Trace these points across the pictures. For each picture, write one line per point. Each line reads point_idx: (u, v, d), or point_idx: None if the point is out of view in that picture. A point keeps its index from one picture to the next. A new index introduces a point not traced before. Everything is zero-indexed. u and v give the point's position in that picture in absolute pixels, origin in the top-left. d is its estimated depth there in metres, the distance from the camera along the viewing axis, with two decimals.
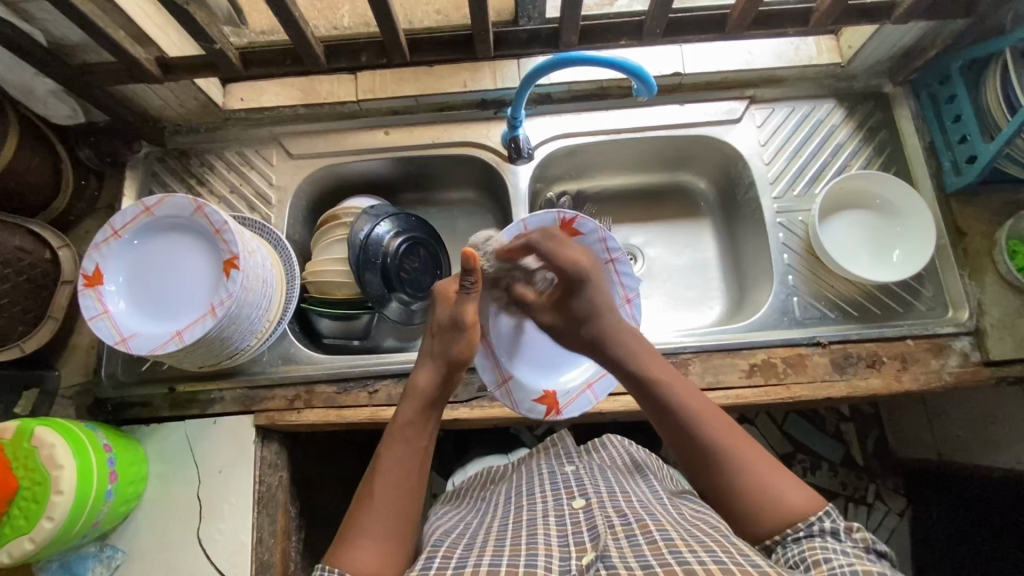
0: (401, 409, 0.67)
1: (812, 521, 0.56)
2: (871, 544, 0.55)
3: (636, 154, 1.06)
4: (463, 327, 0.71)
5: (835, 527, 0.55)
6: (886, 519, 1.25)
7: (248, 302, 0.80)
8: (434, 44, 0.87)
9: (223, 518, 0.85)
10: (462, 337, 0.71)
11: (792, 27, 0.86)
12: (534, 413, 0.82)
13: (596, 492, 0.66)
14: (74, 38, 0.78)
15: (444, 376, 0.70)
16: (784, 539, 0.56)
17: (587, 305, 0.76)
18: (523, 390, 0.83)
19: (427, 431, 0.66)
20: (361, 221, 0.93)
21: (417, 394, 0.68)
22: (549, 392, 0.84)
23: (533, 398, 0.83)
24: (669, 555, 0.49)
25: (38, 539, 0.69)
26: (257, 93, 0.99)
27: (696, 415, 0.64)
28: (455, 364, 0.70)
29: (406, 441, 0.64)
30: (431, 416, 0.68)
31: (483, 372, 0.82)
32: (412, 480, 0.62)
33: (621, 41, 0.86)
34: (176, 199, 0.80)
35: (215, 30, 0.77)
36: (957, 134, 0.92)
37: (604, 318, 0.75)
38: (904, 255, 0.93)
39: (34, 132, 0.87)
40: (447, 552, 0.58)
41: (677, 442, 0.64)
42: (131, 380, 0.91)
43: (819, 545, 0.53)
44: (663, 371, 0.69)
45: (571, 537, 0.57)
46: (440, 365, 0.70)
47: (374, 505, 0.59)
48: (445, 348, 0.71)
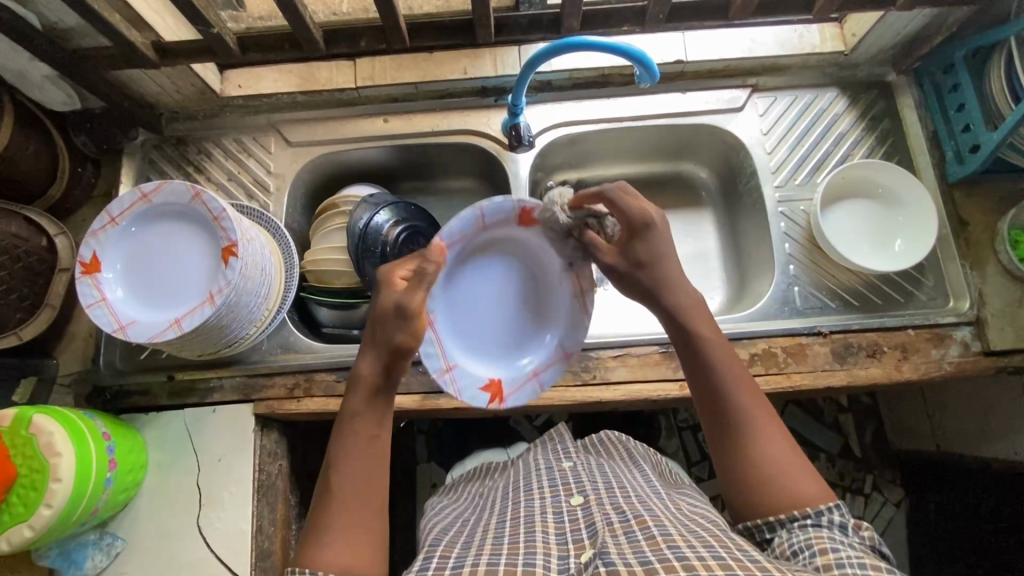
0: (347, 399, 0.63)
1: (821, 512, 0.56)
2: (876, 543, 0.56)
3: (638, 143, 1.06)
4: (409, 314, 0.64)
5: (843, 521, 0.55)
6: (884, 510, 1.26)
7: (247, 291, 0.79)
8: (434, 29, 0.85)
9: (222, 507, 0.85)
10: (408, 326, 0.64)
11: (796, 14, 0.85)
12: (479, 401, 0.79)
13: (595, 488, 0.66)
14: (69, 23, 0.77)
15: (390, 363, 0.64)
16: (789, 523, 0.56)
17: (649, 250, 0.70)
18: (467, 376, 0.79)
19: (379, 417, 0.62)
20: (360, 210, 0.92)
21: (361, 381, 0.63)
22: (494, 379, 0.81)
23: (477, 386, 0.80)
24: (668, 551, 0.49)
25: (37, 526, 0.69)
26: (255, 80, 0.98)
27: (735, 385, 0.62)
28: (400, 351, 0.64)
29: (356, 433, 0.61)
30: (384, 400, 0.63)
31: (429, 356, 0.76)
32: (369, 472, 0.59)
33: (623, 27, 0.85)
34: (174, 186, 0.79)
35: (212, 14, 0.75)
36: (960, 122, 0.91)
37: (665, 267, 0.70)
38: (905, 245, 0.93)
39: (28, 119, 0.86)
40: (445, 551, 0.58)
41: (710, 405, 0.63)
42: (130, 369, 0.91)
43: (827, 536, 0.53)
44: (714, 333, 0.66)
45: (569, 535, 0.57)
46: (383, 352, 0.64)
47: (333, 502, 0.57)
48: (383, 333, 0.64)
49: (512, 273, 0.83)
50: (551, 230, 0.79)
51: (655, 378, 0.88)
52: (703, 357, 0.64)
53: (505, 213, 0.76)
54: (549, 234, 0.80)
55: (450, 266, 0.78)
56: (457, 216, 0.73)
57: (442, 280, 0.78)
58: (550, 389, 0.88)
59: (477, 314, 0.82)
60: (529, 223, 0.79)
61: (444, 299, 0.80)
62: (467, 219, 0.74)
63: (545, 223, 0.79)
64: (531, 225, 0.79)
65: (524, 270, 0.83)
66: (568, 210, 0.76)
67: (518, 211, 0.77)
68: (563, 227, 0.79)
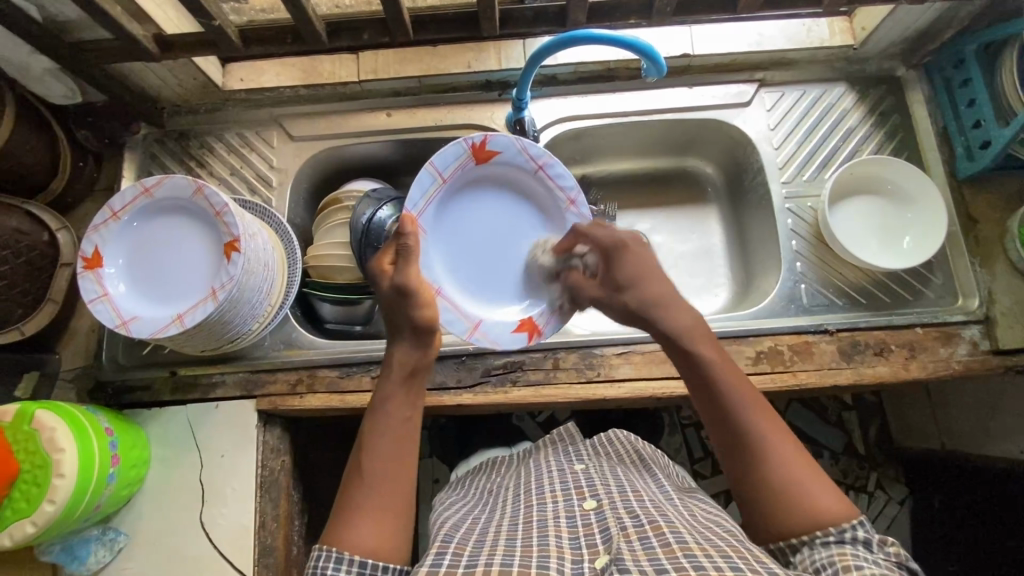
0: (381, 382, 0.64)
1: (844, 528, 0.55)
2: (903, 559, 0.54)
3: (644, 138, 1.05)
4: (408, 291, 0.65)
5: (867, 537, 0.54)
6: (887, 508, 1.25)
7: (249, 286, 0.78)
8: (438, 22, 0.85)
9: (225, 502, 0.85)
10: (417, 301, 0.65)
11: (805, 7, 0.84)
12: (517, 343, 0.84)
13: (607, 493, 0.66)
14: (70, 14, 0.76)
15: (417, 343, 0.65)
16: (812, 540, 0.56)
17: (629, 272, 0.69)
18: (498, 326, 0.84)
19: (412, 400, 0.63)
20: (363, 205, 0.91)
21: (395, 364, 0.64)
22: (525, 318, 0.85)
23: (511, 328, 0.84)
24: (684, 559, 0.49)
25: (40, 523, 0.68)
26: (257, 73, 0.97)
27: (743, 404, 0.61)
28: (422, 329, 0.65)
29: (389, 414, 0.62)
30: (417, 384, 0.64)
31: (454, 323, 0.81)
32: (399, 454, 0.60)
33: (630, 20, 0.84)
34: (176, 180, 0.78)
35: (214, 7, 0.75)
36: (971, 118, 0.90)
37: (648, 285, 0.68)
38: (914, 242, 0.92)
39: (29, 113, 0.86)
40: (458, 548, 0.57)
41: (720, 432, 0.62)
42: (132, 364, 0.91)
43: (850, 553, 0.53)
44: (714, 354, 0.64)
45: (583, 540, 0.57)
46: (408, 334, 0.65)
47: (365, 479, 0.58)
48: (399, 318, 0.66)
49: (499, 205, 0.87)
50: (510, 152, 0.83)
51: (658, 376, 0.87)
52: (707, 382, 0.63)
53: (457, 156, 0.81)
54: (509, 160, 0.84)
55: (436, 223, 0.83)
56: (415, 183, 0.79)
57: (434, 239, 0.83)
58: (553, 386, 0.88)
59: (488, 256, 0.87)
60: (488, 158, 0.83)
61: (449, 261, 0.85)
62: (425, 180, 0.79)
63: (499, 151, 0.83)
64: (490, 158, 0.83)
65: (509, 200, 0.87)
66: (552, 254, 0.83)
67: (469, 149, 0.81)
68: (517, 147, 0.83)
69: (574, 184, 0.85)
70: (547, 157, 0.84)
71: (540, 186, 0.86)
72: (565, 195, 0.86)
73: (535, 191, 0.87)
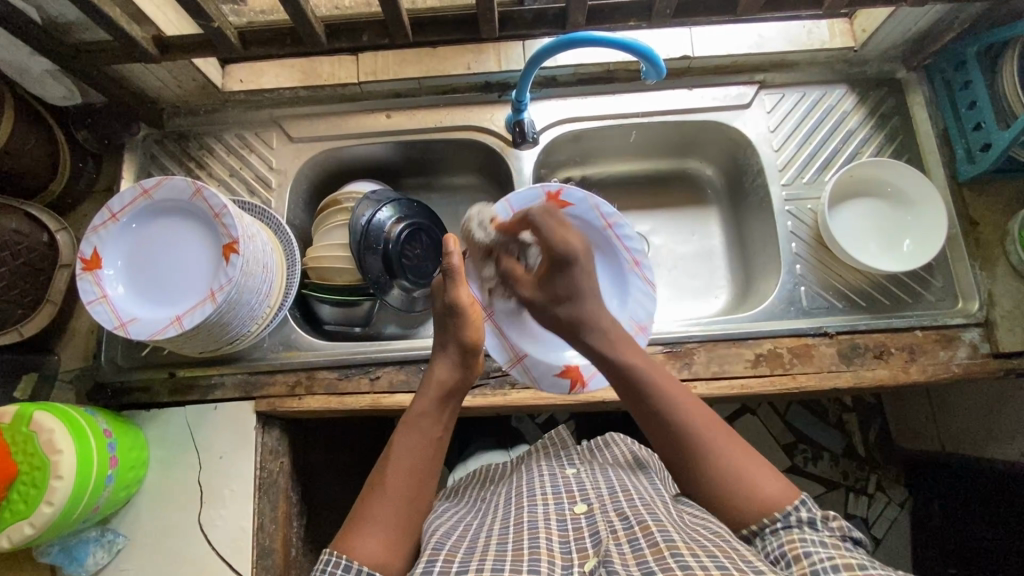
0: (418, 397, 0.67)
1: (788, 511, 0.55)
2: (848, 531, 0.55)
3: (644, 140, 1.05)
4: (458, 309, 0.70)
5: (812, 516, 0.55)
6: (887, 510, 1.25)
7: (248, 288, 0.78)
8: (437, 24, 0.84)
9: (224, 504, 0.85)
10: (465, 321, 0.70)
11: (805, 9, 0.84)
12: (556, 387, 0.86)
13: (598, 496, 0.66)
14: (69, 16, 0.76)
15: (460, 363, 0.69)
16: (762, 530, 0.56)
17: (568, 283, 0.73)
18: (541, 365, 0.86)
19: (444, 423, 0.66)
20: (363, 206, 0.92)
21: (435, 381, 0.67)
22: (572, 366, 0.86)
23: (555, 372, 0.86)
24: (672, 560, 0.49)
25: (38, 524, 0.68)
26: (256, 75, 0.97)
27: (674, 403, 0.62)
28: (468, 349, 0.70)
29: (423, 430, 0.64)
30: (450, 406, 0.67)
31: (495, 351, 0.85)
32: (425, 472, 0.61)
33: (629, 22, 0.83)
34: (174, 181, 0.78)
35: (213, 8, 0.75)
36: (971, 121, 0.90)
37: (585, 301, 0.72)
38: (914, 245, 0.91)
39: (28, 115, 0.86)
40: (449, 555, 0.56)
41: (656, 435, 0.63)
42: (131, 365, 0.91)
43: (799, 538, 0.52)
44: (644, 362, 0.67)
45: (573, 544, 0.57)
46: (453, 352, 0.70)
47: (388, 490, 0.59)
48: (447, 335, 0.70)
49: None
50: (583, 207, 0.86)
51: None
52: (639, 388, 0.65)
53: (533, 202, 0.84)
54: (580, 214, 0.86)
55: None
56: (486, 214, 0.83)
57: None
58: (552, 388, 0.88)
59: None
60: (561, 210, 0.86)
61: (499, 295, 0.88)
62: (499, 214, 0.82)
63: (572, 203, 0.85)
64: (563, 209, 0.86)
65: None
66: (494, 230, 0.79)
67: (544, 196, 0.84)
68: (590, 203, 0.86)
69: (642, 247, 0.87)
70: (617, 217, 0.87)
71: (608, 243, 0.88)
72: (631, 256, 0.87)
73: (603, 248, 0.88)
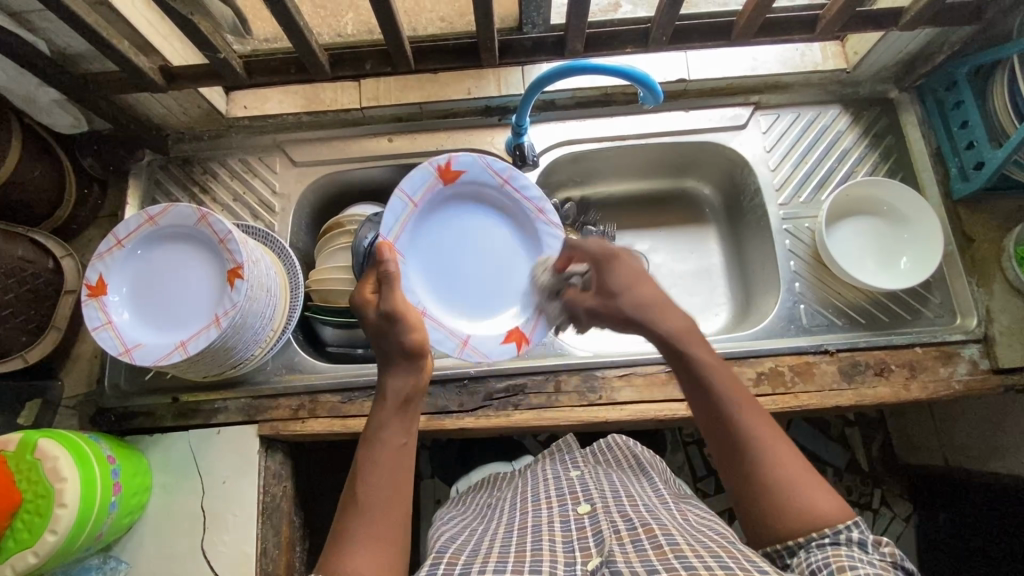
0: (375, 410, 0.65)
1: (839, 529, 0.54)
2: (900, 559, 0.53)
3: (642, 161, 1.06)
4: (396, 315, 0.68)
5: (862, 537, 0.53)
6: (892, 525, 1.24)
7: (252, 312, 0.79)
8: (437, 52, 0.86)
9: (227, 529, 0.85)
10: (404, 324, 0.68)
11: (798, 34, 0.85)
12: (505, 355, 0.86)
13: (602, 497, 0.65)
14: (77, 47, 0.78)
15: (410, 370, 0.66)
16: (806, 543, 0.54)
17: (622, 279, 0.74)
18: (485, 337, 0.87)
19: (408, 427, 0.64)
20: (364, 229, 0.91)
21: (389, 392, 0.65)
22: (511, 330, 0.88)
23: (498, 340, 0.87)
24: (675, 560, 0.49)
25: (41, 553, 0.68)
26: (260, 101, 0.98)
27: (732, 400, 0.61)
28: (413, 350, 0.67)
29: (384, 444, 0.62)
30: (411, 412, 0.65)
31: (442, 341, 0.84)
32: (400, 482, 0.60)
33: (626, 49, 0.85)
34: (180, 208, 0.79)
35: (217, 38, 0.76)
36: (964, 140, 0.91)
37: (636, 295, 0.72)
38: (911, 263, 0.92)
39: (34, 142, 0.87)
40: (453, 558, 0.57)
41: (711, 428, 0.62)
42: (134, 390, 0.91)
43: (845, 554, 0.51)
44: (709, 356, 0.65)
45: (575, 543, 0.57)
46: (399, 360, 0.67)
47: (363, 511, 0.57)
48: (390, 345, 0.67)
49: (474, 225, 0.90)
50: (475, 169, 0.87)
51: (661, 398, 0.88)
52: (699, 381, 0.64)
53: (425, 181, 0.85)
54: (475, 178, 0.88)
55: (414, 248, 0.87)
56: (387, 212, 0.83)
57: (412, 261, 0.87)
58: (555, 409, 0.88)
59: (460, 274, 0.89)
60: (455, 178, 0.87)
61: (423, 278, 0.87)
62: (397, 206, 0.84)
63: (463, 170, 0.87)
64: (456, 178, 0.87)
65: (481, 217, 0.90)
66: (551, 272, 0.87)
67: (436, 173, 0.86)
68: (481, 164, 0.87)
69: (540, 195, 0.89)
70: (510, 170, 0.88)
71: (510, 200, 0.90)
72: (533, 206, 0.89)
73: (504, 205, 0.91)
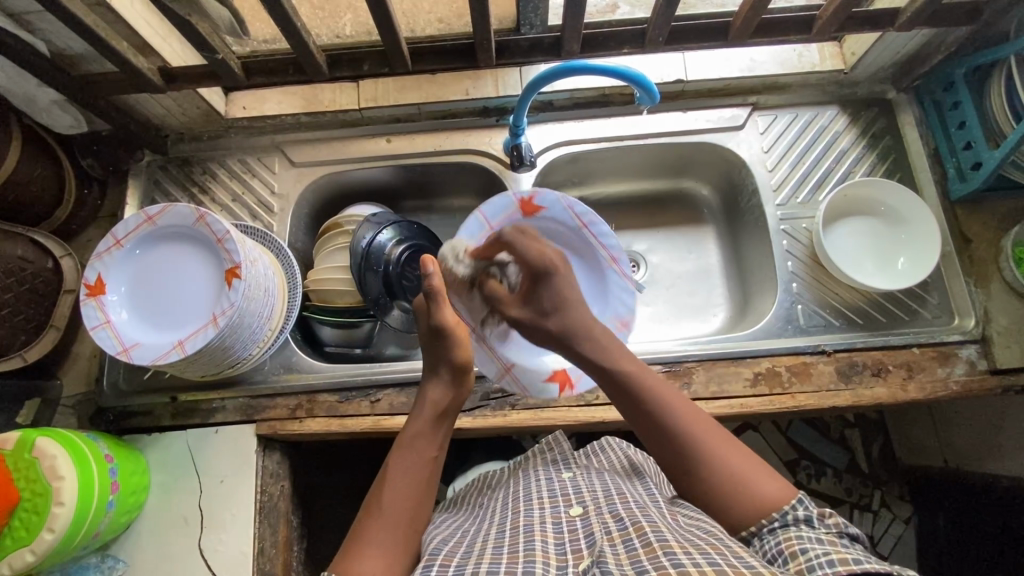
0: (412, 419, 0.66)
1: (786, 510, 0.55)
2: (844, 528, 0.55)
3: (640, 162, 1.06)
4: (446, 331, 0.69)
5: (808, 514, 0.55)
6: (892, 526, 1.24)
7: (250, 312, 0.79)
8: (436, 53, 0.86)
9: (224, 528, 0.85)
10: (452, 340, 0.69)
11: (795, 35, 0.85)
12: (546, 393, 0.85)
13: (593, 499, 0.66)
14: (76, 48, 0.78)
15: (455, 382, 0.69)
16: (760, 530, 0.55)
17: (553, 294, 0.69)
18: (531, 374, 0.86)
19: (439, 442, 0.65)
20: (363, 229, 0.92)
21: (429, 402, 0.67)
22: (560, 369, 0.87)
23: (544, 377, 0.86)
24: (665, 558, 0.49)
25: (39, 551, 0.68)
26: (259, 102, 0.98)
27: (667, 405, 0.62)
28: (459, 368, 0.69)
29: (416, 452, 0.63)
30: (444, 425, 0.67)
31: (486, 366, 0.84)
32: (423, 492, 0.61)
33: (624, 49, 0.86)
34: (178, 208, 0.79)
35: (215, 39, 0.76)
36: (961, 140, 0.92)
37: (570, 308, 0.69)
38: (908, 263, 0.92)
39: (34, 143, 0.88)
40: (445, 560, 0.56)
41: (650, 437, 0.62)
42: (132, 390, 0.91)
43: (796, 535, 0.52)
44: (639, 368, 0.65)
45: (568, 544, 0.57)
46: (445, 375, 0.69)
47: (384, 514, 0.58)
48: (438, 357, 0.69)
49: None
50: (556, 209, 0.86)
51: None
52: (632, 394, 0.63)
53: (506, 209, 0.85)
54: (553, 217, 0.87)
55: None
56: (462, 227, 0.84)
57: None
58: (553, 409, 0.88)
59: None
60: (535, 213, 0.86)
61: None
62: (472, 226, 0.84)
63: (545, 208, 0.86)
64: (534, 213, 0.86)
65: None
66: (467, 260, 0.75)
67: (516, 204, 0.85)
68: (563, 205, 0.86)
69: (619, 246, 0.87)
70: (592, 216, 0.86)
71: (585, 243, 0.88)
72: (608, 254, 0.88)
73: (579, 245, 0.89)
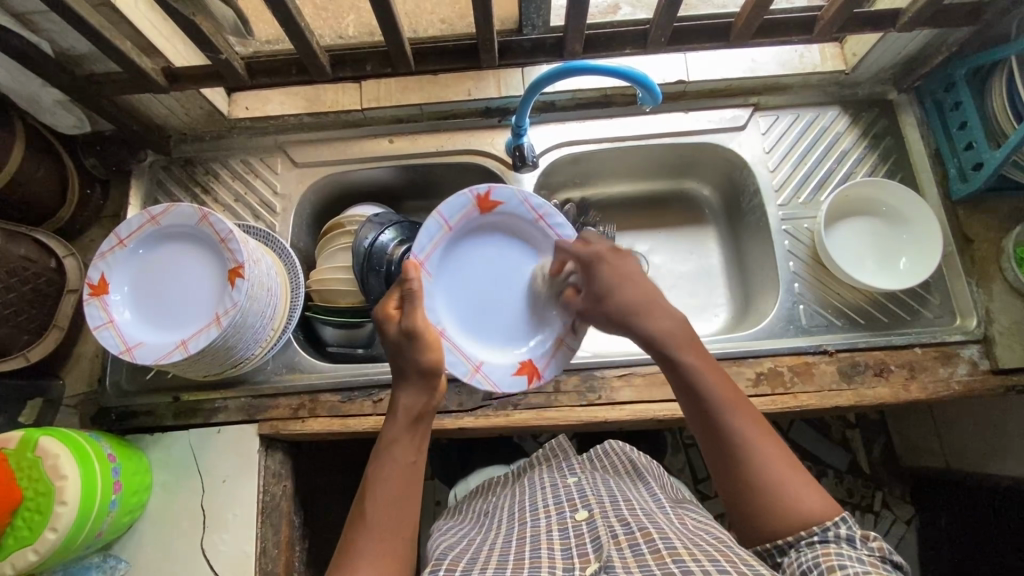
0: (388, 424, 0.66)
1: (827, 527, 0.55)
2: (887, 553, 0.54)
3: (641, 162, 1.06)
4: (416, 334, 0.67)
5: (850, 533, 0.54)
6: (894, 528, 1.24)
7: (252, 311, 0.79)
8: (438, 53, 0.87)
9: (227, 529, 0.85)
10: (421, 344, 0.67)
11: (796, 35, 0.86)
12: (517, 386, 0.83)
13: (598, 504, 0.65)
14: (80, 49, 0.79)
15: (425, 388, 0.67)
16: (797, 542, 0.56)
17: (614, 282, 0.71)
18: (498, 368, 0.84)
19: (417, 445, 0.65)
20: (365, 229, 0.92)
21: (401, 410, 0.66)
22: (525, 360, 0.85)
23: (510, 372, 0.84)
24: (673, 565, 0.49)
25: (42, 550, 0.68)
26: (262, 102, 0.99)
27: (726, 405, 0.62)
28: (431, 371, 0.67)
29: (394, 460, 0.63)
30: (422, 430, 0.66)
31: (455, 364, 0.81)
32: (405, 498, 0.60)
33: (625, 50, 0.86)
34: (181, 209, 0.79)
35: (219, 39, 0.77)
36: (962, 141, 0.92)
37: (631, 295, 0.70)
38: (910, 263, 0.93)
39: (37, 143, 0.88)
40: (452, 564, 0.59)
41: (701, 424, 0.63)
42: (135, 389, 0.91)
43: (835, 552, 0.52)
44: (703, 361, 0.65)
45: (574, 550, 0.57)
46: (415, 378, 0.67)
47: (368, 524, 0.58)
48: (405, 362, 0.67)
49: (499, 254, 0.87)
50: (513, 203, 0.85)
51: (660, 398, 0.88)
52: (692, 385, 0.64)
53: (464, 207, 0.83)
54: (511, 210, 0.85)
55: (441, 271, 0.84)
56: (420, 231, 0.81)
57: (439, 284, 0.84)
58: (555, 409, 0.88)
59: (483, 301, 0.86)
60: (493, 208, 0.85)
61: (448, 305, 0.84)
62: (432, 228, 0.81)
63: (501, 201, 0.85)
64: (492, 208, 0.85)
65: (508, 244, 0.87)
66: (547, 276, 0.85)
67: (474, 200, 0.83)
68: (519, 198, 0.85)
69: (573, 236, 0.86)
70: (547, 208, 0.85)
71: (541, 236, 0.87)
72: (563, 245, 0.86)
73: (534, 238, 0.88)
